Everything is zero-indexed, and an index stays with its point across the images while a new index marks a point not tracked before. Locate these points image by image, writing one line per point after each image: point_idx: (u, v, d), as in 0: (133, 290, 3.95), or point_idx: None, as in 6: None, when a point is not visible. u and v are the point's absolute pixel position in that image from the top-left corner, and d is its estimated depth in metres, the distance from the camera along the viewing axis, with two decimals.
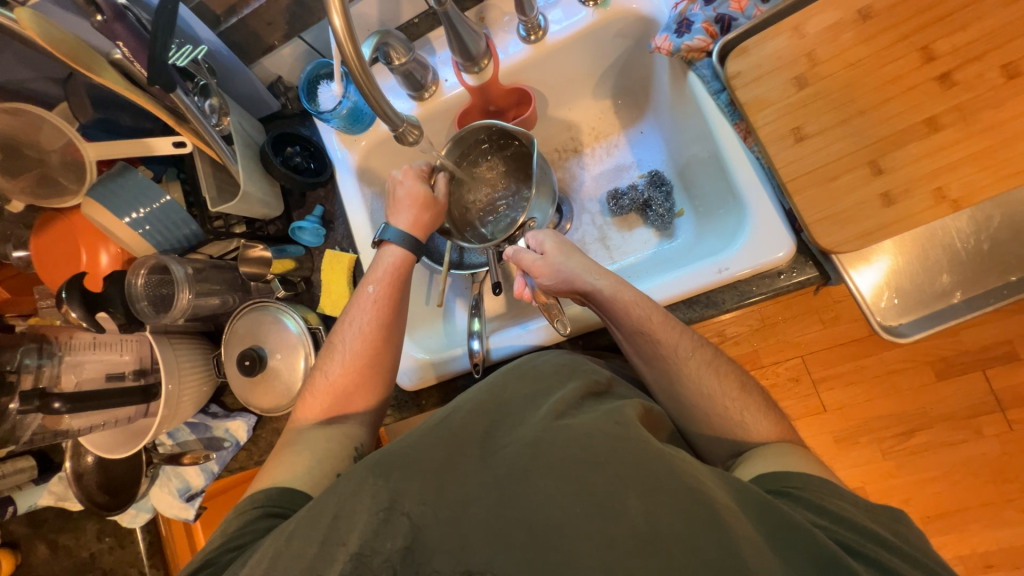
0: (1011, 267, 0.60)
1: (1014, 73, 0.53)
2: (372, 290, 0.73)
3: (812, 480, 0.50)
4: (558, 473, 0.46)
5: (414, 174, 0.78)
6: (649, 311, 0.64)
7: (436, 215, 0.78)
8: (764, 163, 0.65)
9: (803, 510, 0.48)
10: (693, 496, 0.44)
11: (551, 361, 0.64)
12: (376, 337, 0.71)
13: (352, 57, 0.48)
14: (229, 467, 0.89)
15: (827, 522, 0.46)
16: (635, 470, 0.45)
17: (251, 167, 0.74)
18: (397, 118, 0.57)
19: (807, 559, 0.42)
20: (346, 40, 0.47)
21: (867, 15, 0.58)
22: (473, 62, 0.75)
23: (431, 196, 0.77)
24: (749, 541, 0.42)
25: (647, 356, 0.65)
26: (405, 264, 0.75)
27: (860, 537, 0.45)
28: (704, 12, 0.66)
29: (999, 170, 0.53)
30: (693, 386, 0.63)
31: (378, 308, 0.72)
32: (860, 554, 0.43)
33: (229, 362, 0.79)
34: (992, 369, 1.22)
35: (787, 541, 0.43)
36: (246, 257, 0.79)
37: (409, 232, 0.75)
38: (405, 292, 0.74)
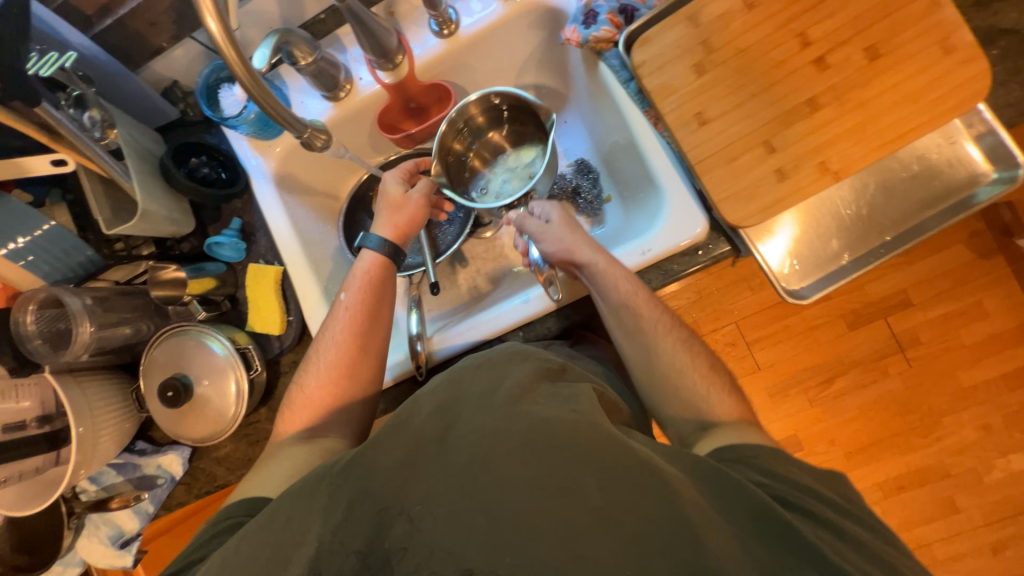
0: (888, 227, 0.67)
1: (875, 55, 0.60)
2: (345, 297, 0.71)
3: (759, 444, 0.55)
4: (512, 458, 0.45)
5: (400, 175, 0.79)
6: (636, 287, 0.67)
7: (411, 218, 0.76)
8: (674, 147, 0.68)
9: (749, 470, 0.52)
10: (643, 468, 0.46)
11: (503, 350, 0.60)
12: (350, 340, 0.69)
13: (233, 59, 0.45)
14: (167, 504, 0.84)
15: (769, 481, 0.50)
16: (591, 453, 0.46)
17: (148, 182, 0.68)
18: (300, 124, 0.54)
19: (746, 514, 0.46)
20: (225, 44, 0.44)
21: (752, 3, 0.62)
22: (388, 58, 0.73)
23: (404, 196, 0.75)
24: (695, 503, 0.45)
25: (626, 331, 0.67)
26: (379, 269, 0.73)
27: (801, 492, 0.49)
28: (607, 3, 0.69)
29: (869, 142, 0.60)
30: (654, 351, 0.65)
31: (353, 316, 0.70)
32: (795, 505, 0.48)
33: (151, 394, 0.73)
34: (893, 316, 1.38)
35: (731, 494, 0.47)
36: (155, 279, 0.72)
37: (384, 235, 0.74)
38: (379, 296, 0.71)
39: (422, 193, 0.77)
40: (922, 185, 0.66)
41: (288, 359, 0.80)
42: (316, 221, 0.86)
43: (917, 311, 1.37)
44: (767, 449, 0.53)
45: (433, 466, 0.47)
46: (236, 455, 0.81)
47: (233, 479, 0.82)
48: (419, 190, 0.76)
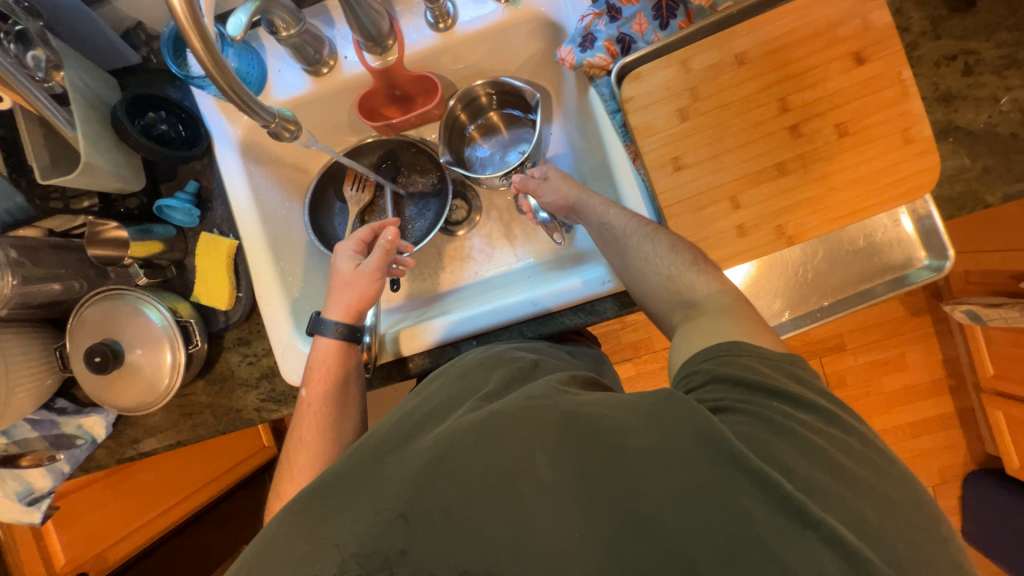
0: (826, 293, 0.72)
1: (844, 133, 0.63)
2: (305, 394, 0.69)
3: (718, 348, 0.53)
4: (462, 458, 0.45)
5: (354, 247, 0.76)
6: (607, 205, 0.70)
7: (361, 292, 0.73)
8: (648, 186, 0.70)
9: (710, 387, 0.50)
10: (591, 430, 0.45)
11: (472, 360, 0.63)
12: (321, 390, 0.69)
13: (190, 27, 0.40)
14: (84, 466, 0.81)
15: (727, 394, 0.48)
16: (546, 430, 0.46)
17: (96, 133, 0.63)
18: (267, 114, 0.51)
19: (690, 432, 0.43)
20: (185, 15, 0.40)
21: (742, 60, 0.64)
22: (377, 43, 0.71)
23: (353, 273, 0.73)
24: (636, 439, 0.44)
25: (606, 243, 0.69)
26: (337, 356, 0.71)
27: (756, 397, 0.47)
28: (607, 29, 0.68)
29: (825, 214, 0.63)
30: (650, 264, 0.64)
31: (317, 411, 0.68)
32: (752, 415, 0.46)
33: (75, 355, 0.70)
34: (827, 357, 1.49)
35: (673, 419, 0.45)
36: (94, 237, 0.68)
37: (334, 316, 0.72)
38: (339, 385, 0.70)
39: (370, 267, 0.73)
40: (863, 258, 0.71)
41: (233, 336, 0.78)
42: (280, 195, 0.83)
43: (848, 355, 1.48)
44: (725, 343, 0.53)
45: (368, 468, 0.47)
46: (164, 424, 0.79)
47: (158, 448, 0.80)
48: (368, 264, 0.73)
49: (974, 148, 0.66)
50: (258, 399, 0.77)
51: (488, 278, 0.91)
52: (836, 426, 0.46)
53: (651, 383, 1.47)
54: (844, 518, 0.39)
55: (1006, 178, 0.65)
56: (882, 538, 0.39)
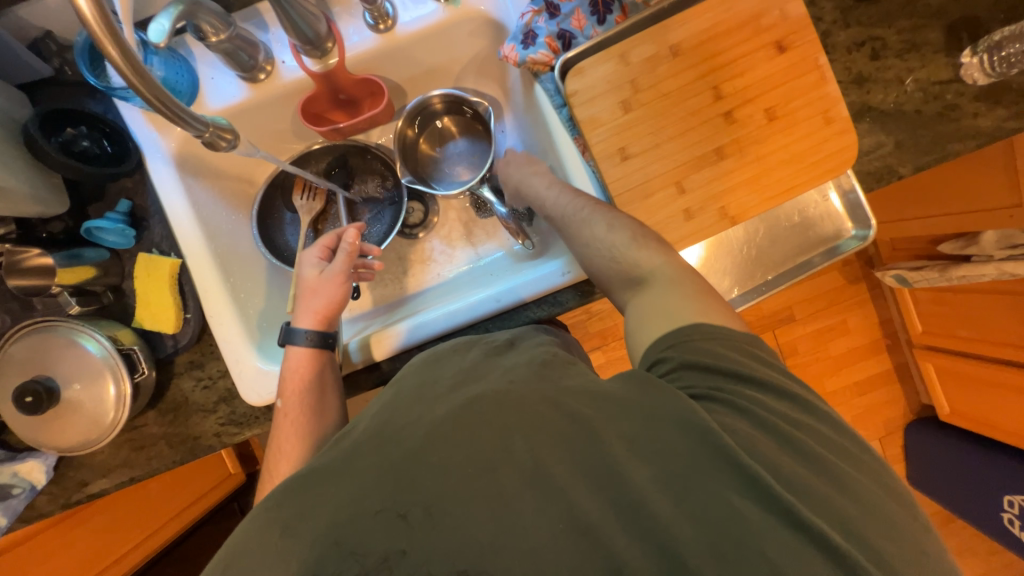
0: (770, 268, 0.77)
1: (773, 117, 0.67)
2: (281, 404, 0.66)
3: (685, 330, 0.52)
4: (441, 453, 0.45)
5: (319, 252, 0.73)
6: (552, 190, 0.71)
7: (331, 300, 0.71)
8: (599, 177, 0.72)
9: (680, 371, 0.50)
10: (569, 418, 0.46)
11: (448, 345, 0.63)
12: (298, 400, 0.66)
13: (105, 37, 0.38)
14: (24, 516, 0.74)
15: (697, 379, 0.49)
16: (523, 415, 0.46)
17: (7, 153, 0.58)
18: (200, 122, 0.48)
19: (667, 421, 0.45)
20: (96, 22, 0.37)
21: (676, 52, 0.67)
22: (315, 46, 0.70)
23: (320, 281, 0.71)
24: (614, 431, 0.45)
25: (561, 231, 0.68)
26: (313, 363, 0.69)
27: (729, 385, 0.48)
28: (547, 26, 0.70)
29: (761, 193, 0.68)
30: (598, 241, 0.63)
31: (293, 421, 0.65)
32: (726, 401, 0.47)
33: (4, 396, 0.64)
34: (779, 329, 1.59)
35: (654, 411, 0.45)
36: (15, 267, 0.63)
37: (306, 325, 0.70)
38: (315, 393, 0.67)
39: (338, 270, 0.71)
40: (800, 232, 0.76)
41: (184, 360, 0.73)
42: (224, 208, 0.79)
43: (798, 325, 1.59)
44: (687, 326, 0.52)
45: (341, 476, 0.46)
46: (113, 461, 0.74)
47: (108, 488, 0.74)
48: (335, 268, 0.71)
49: (886, 126, 0.72)
50: (217, 424, 0.74)
51: (451, 279, 0.91)
52: (809, 415, 0.47)
53: (621, 369, 1.52)
54: (813, 502, 0.41)
55: (914, 152, 0.72)
56: (852, 520, 0.40)
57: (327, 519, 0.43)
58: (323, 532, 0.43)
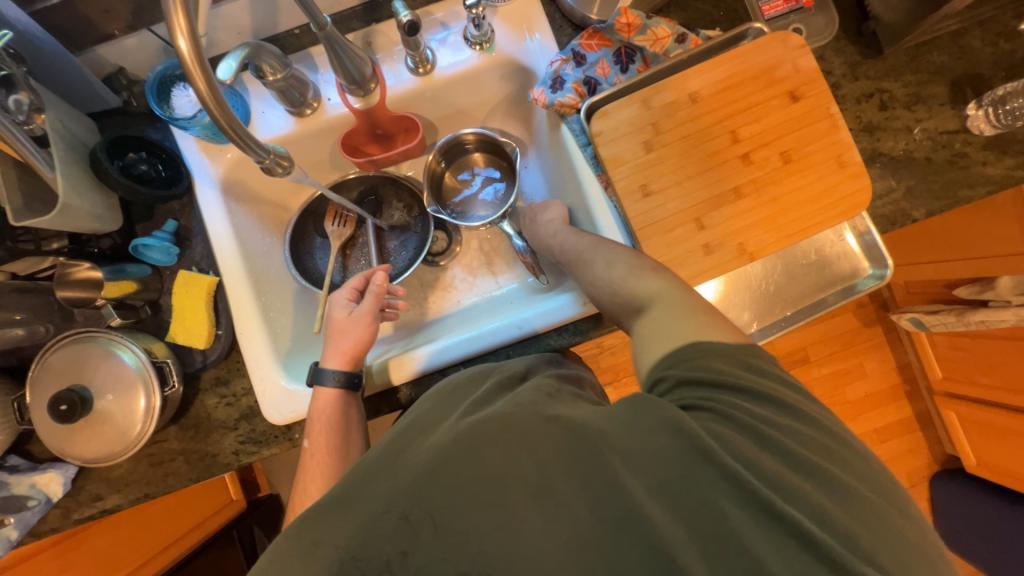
0: (788, 304, 0.78)
1: (788, 159, 0.70)
2: (308, 444, 0.66)
3: (693, 350, 0.51)
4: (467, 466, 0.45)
5: (347, 295, 0.77)
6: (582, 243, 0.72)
7: (357, 340, 0.73)
8: (620, 212, 0.75)
9: (685, 390, 0.49)
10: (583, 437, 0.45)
11: (466, 373, 0.63)
12: (324, 439, 0.66)
13: (198, 74, 0.43)
14: (35, 530, 0.73)
15: (703, 396, 0.47)
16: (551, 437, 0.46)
17: (75, 174, 0.63)
18: (263, 150, 0.52)
19: (675, 442, 0.43)
20: (193, 61, 0.42)
21: (695, 98, 0.71)
22: (360, 86, 0.74)
23: (348, 321, 0.74)
24: (622, 452, 0.44)
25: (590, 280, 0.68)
26: (337, 404, 0.70)
27: (735, 402, 0.47)
28: (574, 73, 0.76)
29: (779, 231, 0.70)
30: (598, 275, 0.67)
31: (319, 460, 0.66)
32: (732, 419, 0.45)
33: (38, 404, 0.66)
34: (794, 370, 1.57)
35: (659, 431, 0.44)
36: (63, 278, 0.66)
37: (334, 366, 0.71)
38: (340, 433, 0.67)
39: (365, 311, 0.74)
40: (817, 271, 0.78)
41: (211, 375, 0.75)
42: (261, 231, 0.83)
43: (813, 367, 1.57)
44: (690, 347, 0.51)
45: (369, 494, 0.47)
46: (130, 476, 0.74)
47: (123, 504, 0.74)
48: (365, 309, 0.74)
49: (897, 171, 0.75)
50: (236, 442, 0.74)
51: (470, 306, 0.93)
52: (817, 429, 0.46)
53: None
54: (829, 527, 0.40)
55: (926, 197, 0.74)
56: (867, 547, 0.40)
57: (355, 536, 0.43)
58: (350, 549, 0.43)
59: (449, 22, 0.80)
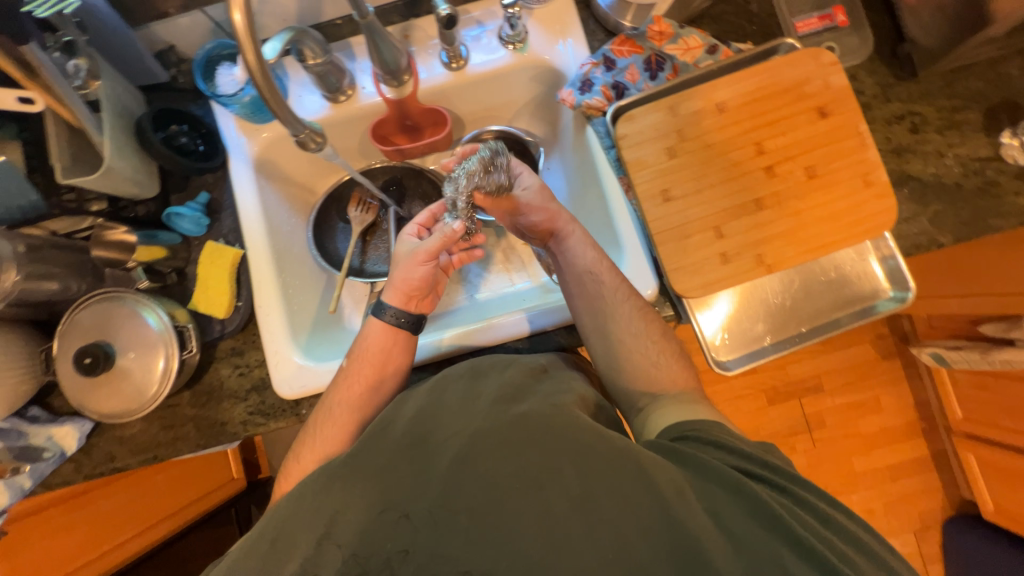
0: (804, 320, 0.77)
1: (813, 175, 0.70)
2: (346, 365, 0.69)
3: (704, 424, 0.57)
4: (475, 460, 0.51)
5: (415, 230, 0.77)
6: (598, 257, 0.71)
7: (414, 275, 0.71)
8: (639, 215, 0.76)
9: (710, 450, 0.54)
10: (616, 452, 0.50)
11: (488, 360, 0.65)
12: (362, 366, 0.68)
13: (249, 51, 0.45)
14: (47, 482, 0.76)
15: (731, 456, 0.53)
16: (567, 441, 0.50)
17: (122, 141, 0.66)
18: (299, 124, 0.54)
19: (718, 485, 0.49)
20: (245, 37, 0.45)
21: (722, 108, 0.72)
22: (394, 76, 0.75)
23: (411, 253, 0.72)
24: (669, 481, 0.48)
25: (588, 295, 0.70)
26: (388, 338, 0.70)
27: (772, 472, 0.51)
28: (603, 77, 0.77)
29: (799, 245, 0.70)
30: (575, 258, 0.72)
31: (351, 385, 0.68)
32: (766, 481, 0.51)
33: (64, 358, 0.68)
34: (805, 398, 1.53)
35: (710, 478, 0.50)
36: (99, 239, 0.70)
37: (390, 301, 0.71)
38: (380, 365, 0.69)
39: (431, 245, 0.72)
40: (837, 289, 0.77)
41: (227, 345, 0.77)
42: (286, 210, 0.86)
43: (826, 396, 1.53)
44: (706, 422, 0.57)
45: None
46: (143, 437, 0.76)
47: (133, 464, 0.76)
48: (424, 246, 0.72)
49: (925, 196, 0.74)
50: (245, 412, 0.76)
51: (482, 301, 0.94)
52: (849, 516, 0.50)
53: None
54: None
55: (953, 223, 0.73)
56: None
57: None
58: None
59: (484, 20, 0.82)
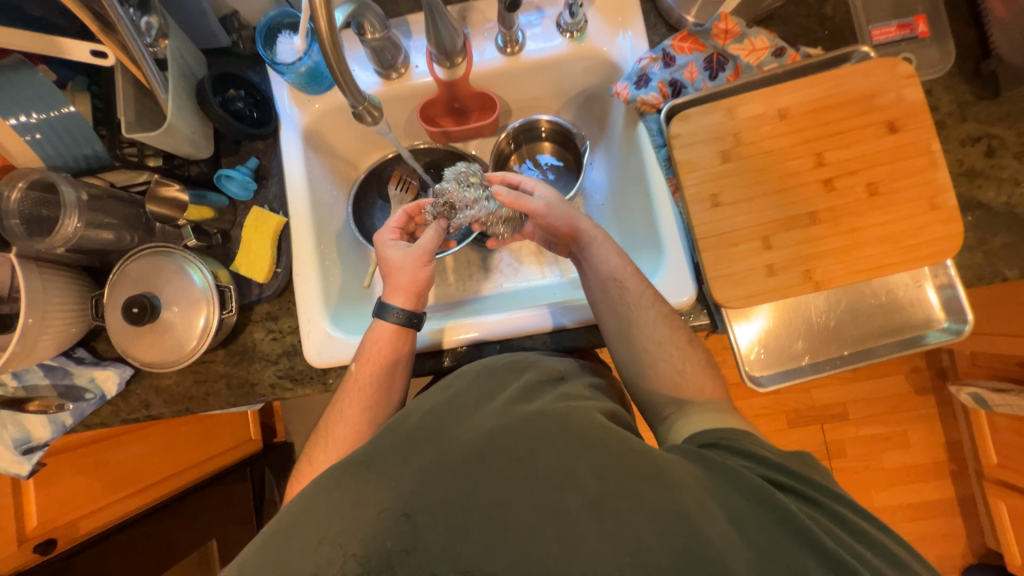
0: (846, 343, 0.73)
1: (875, 192, 0.67)
2: (354, 369, 0.70)
3: (733, 432, 0.55)
4: (493, 454, 0.49)
5: (393, 233, 0.77)
6: (623, 262, 0.70)
7: (415, 277, 0.72)
8: (684, 218, 0.74)
9: (734, 457, 0.52)
10: (633, 452, 0.49)
11: (505, 359, 0.65)
12: (369, 370, 0.69)
13: (321, 18, 0.46)
14: (87, 422, 0.79)
15: (754, 463, 0.51)
16: (583, 438, 0.50)
17: (183, 100, 0.68)
18: (360, 95, 0.55)
19: (742, 496, 0.47)
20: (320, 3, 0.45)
21: (784, 114, 0.69)
22: (448, 57, 0.75)
23: (403, 255, 0.73)
24: (689, 490, 0.47)
25: (612, 302, 0.68)
26: (393, 343, 0.71)
27: (795, 479, 0.50)
28: (661, 73, 0.74)
29: (852, 264, 0.66)
30: (598, 263, 0.70)
31: (359, 389, 0.68)
32: (792, 490, 0.49)
33: (112, 305, 0.71)
34: (828, 425, 1.48)
35: (733, 488, 0.48)
36: (154, 194, 0.72)
37: (397, 302, 0.72)
38: (386, 370, 0.69)
39: (421, 248, 0.73)
40: (885, 313, 0.73)
41: (263, 309, 0.79)
42: (330, 183, 0.87)
43: (850, 425, 1.47)
44: (733, 429, 0.56)
45: None
46: (177, 389, 0.79)
47: (167, 413, 0.79)
48: (419, 246, 0.73)
49: (994, 224, 0.70)
50: (275, 375, 0.78)
51: (511, 291, 0.94)
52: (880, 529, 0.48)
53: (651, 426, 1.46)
54: None
55: (1023, 255, 0.68)
56: None
57: None
58: None
59: (543, 7, 0.81)
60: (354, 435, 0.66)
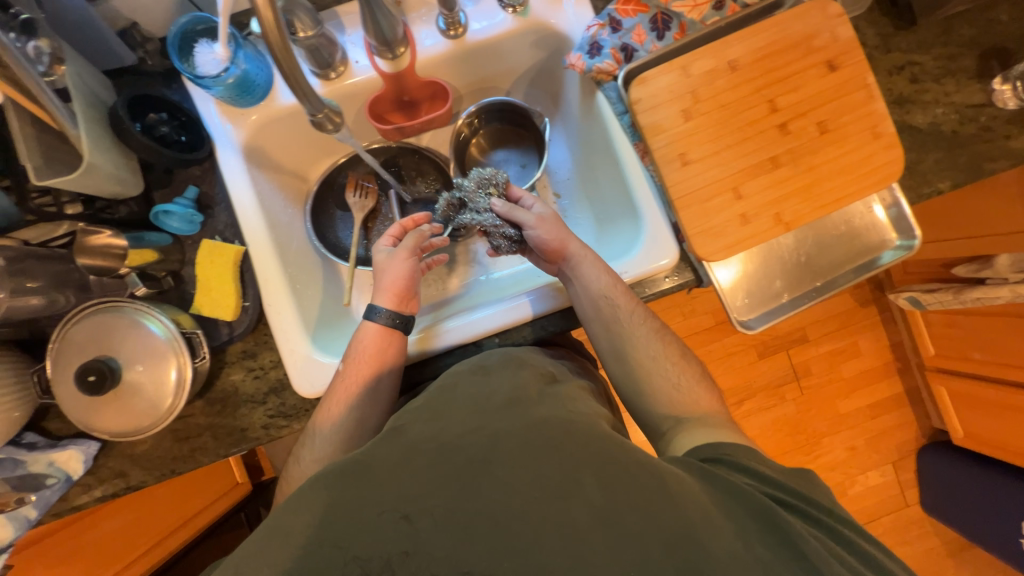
0: (818, 274, 0.79)
1: (825, 130, 0.71)
2: (343, 367, 0.67)
3: (737, 448, 0.55)
4: (518, 450, 0.48)
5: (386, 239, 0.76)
6: (614, 280, 0.69)
7: (401, 278, 0.71)
8: (656, 181, 0.75)
9: (738, 474, 0.52)
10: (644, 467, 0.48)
11: (494, 359, 0.65)
12: (359, 368, 0.66)
13: (269, 25, 0.41)
14: (55, 510, 0.71)
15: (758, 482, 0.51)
16: (592, 454, 0.48)
17: (96, 133, 0.60)
18: (318, 102, 0.50)
19: (750, 516, 0.47)
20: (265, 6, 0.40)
21: (734, 66, 0.71)
22: (389, 48, 0.69)
23: (386, 262, 0.73)
24: (692, 499, 0.46)
25: (605, 321, 0.69)
26: (383, 342, 0.68)
27: (807, 503, 0.50)
28: (611, 39, 0.74)
29: (814, 202, 0.71)
30: (588, 283, 0.69)
31: (347, 388, 0.66)
32: (799, 511, 0.49)
33: (61, 378, 0.63)
34: (793, 349, 1.61)
35: (737, 504, 0.48)
36: (81, 244, 0.62)
37: (382, 303, 0.70)
38: (376, 370, 0.67)
39: (407, 250, 0.73)
40: (846, 242, 0.79)
41: (237, 349, 0.73)
42: (282, 200, 0.80)
43: (811, 346, 1.61)
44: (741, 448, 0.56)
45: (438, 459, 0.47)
46: (156, 453, 0.72)
47: (148, 480, 0.72)
48: (403, 246, 0.73)
49: (925, 144, 0.76)
50: (265, 416, 0.72)
51: (494, 280, 0.92)
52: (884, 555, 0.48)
53: None
54: None
55: (953, 169, 0.75)
56: None
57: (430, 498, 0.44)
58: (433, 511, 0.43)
59: None
60: (343, 441, 0.64)
